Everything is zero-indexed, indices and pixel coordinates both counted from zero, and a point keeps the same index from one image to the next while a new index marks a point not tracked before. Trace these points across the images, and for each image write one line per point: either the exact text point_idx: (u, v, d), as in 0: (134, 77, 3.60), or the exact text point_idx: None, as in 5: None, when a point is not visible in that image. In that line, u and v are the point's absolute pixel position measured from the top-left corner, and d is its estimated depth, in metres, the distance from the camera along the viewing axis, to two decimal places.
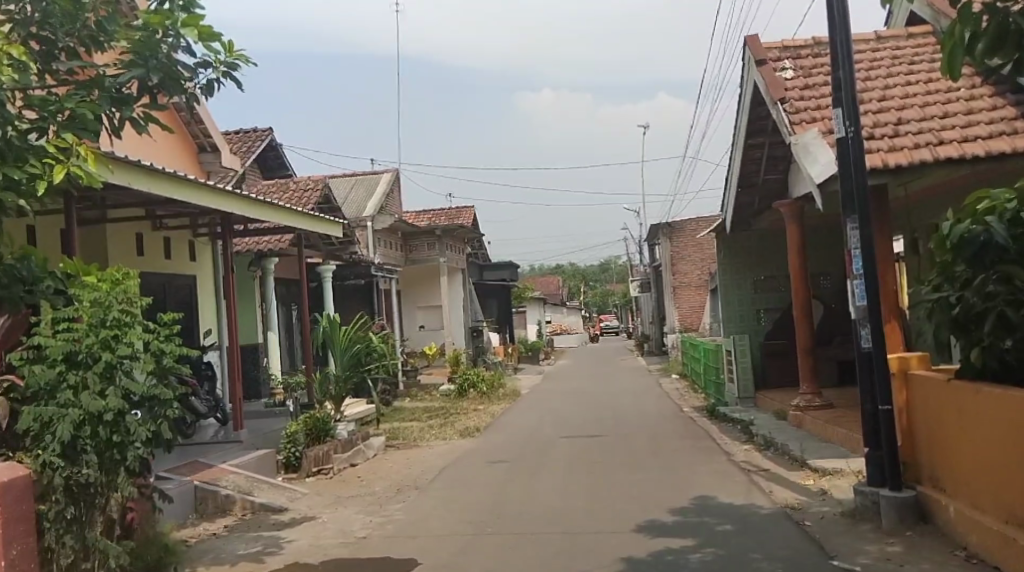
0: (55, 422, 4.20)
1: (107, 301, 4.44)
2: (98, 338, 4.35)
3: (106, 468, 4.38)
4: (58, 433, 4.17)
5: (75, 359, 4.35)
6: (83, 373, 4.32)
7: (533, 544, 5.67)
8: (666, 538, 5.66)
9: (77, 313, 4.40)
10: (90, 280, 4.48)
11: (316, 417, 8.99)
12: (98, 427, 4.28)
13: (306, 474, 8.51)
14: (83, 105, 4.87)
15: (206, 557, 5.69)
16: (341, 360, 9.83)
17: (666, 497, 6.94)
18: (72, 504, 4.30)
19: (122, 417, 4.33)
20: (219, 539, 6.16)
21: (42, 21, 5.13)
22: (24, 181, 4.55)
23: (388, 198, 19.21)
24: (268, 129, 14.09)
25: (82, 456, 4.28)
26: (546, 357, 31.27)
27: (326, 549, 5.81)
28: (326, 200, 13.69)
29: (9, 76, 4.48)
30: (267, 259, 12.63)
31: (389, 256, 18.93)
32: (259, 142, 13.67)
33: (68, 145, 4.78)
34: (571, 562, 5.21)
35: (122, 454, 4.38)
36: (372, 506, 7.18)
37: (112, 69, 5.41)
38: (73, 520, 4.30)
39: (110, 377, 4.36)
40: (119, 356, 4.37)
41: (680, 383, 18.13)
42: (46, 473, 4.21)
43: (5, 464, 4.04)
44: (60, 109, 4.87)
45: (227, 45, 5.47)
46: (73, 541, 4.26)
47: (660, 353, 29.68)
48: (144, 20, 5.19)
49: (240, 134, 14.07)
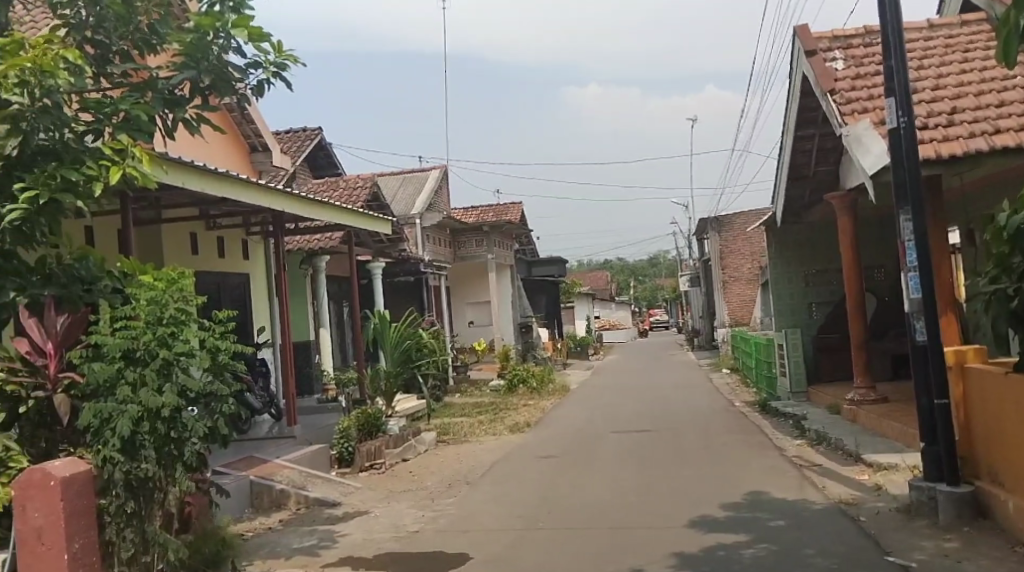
0: (115, 418, 4.25)
1: (163, 300, 4.54)
2: (155, 335, 4.44)
3: (164, 463, 4.46)
4: (118, 428, 4.22)
5: (133, 356, 4.41)
6: (141, 370, 4.39)
7: (583, 538, 5.66)
8: (719, 534, 5.60)
9: (135, 311, 4.47)
10: (147, 280, 4.62)
11: (367, 414, 9.08)
12: (157, 423, 4.35)
13: (359, 469, 8.61)
14: (137, 107, 4.98)
15: (262, 550, 5.79)
16: (392, 357, 9.91)
17: (719, 493, 6.86)
18: (132, 499, 4.36)
19: (178, 414, 4.43)
20: (275, 533, 6.26)
21: (97, 25, 5.22)
22: (82, 183, 4.64)
23: (436, 196, 19.32)
24: (317, 129, 14.25)
25: (141, 451, 4.34)
26: (597, 353, 31.21)
27: (379, 542, 5.86)
28: (376, 198, 13.80)
29: (65, 80, 4.59)
30: (318, 258, 12.81)
31: (437, 253, 19.03)
32: (310, 142, 13.84)
33: (123, 147, 4.89)
34: (621, 557, 5.18)
35: (180, 449, 4.48)
36: (422, 500, 7.23)
37: (165, 70, 5.50)
38: (133, 515, 4.36)
39: (167, 374, 4.45)
40: (176, 353, 4.47)
41: (732, 378, 17.97)
42: (108, 468, 4.27)
43: (68, 460, 4.20)
44: (115, 111, 4.98)
45: (276, 45, 5.53)
46: (133, 535, 4.33)
47: (710, 349, 29.39)
48: (194, 22, 5.23)
49: (290, 133, 14.24)
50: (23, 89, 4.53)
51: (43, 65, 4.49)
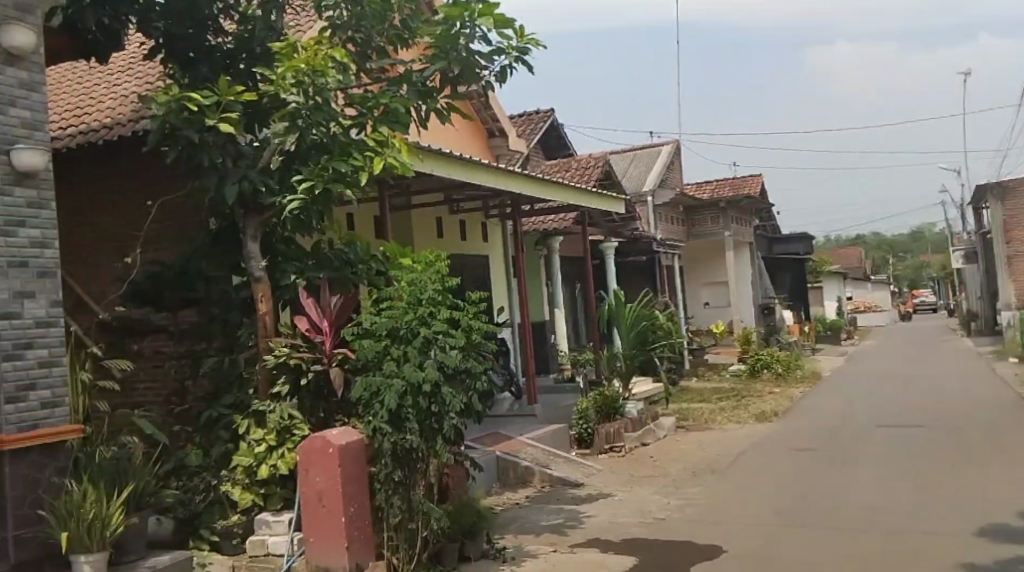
0: (383, 391, 4.58)
1: (422, 282, 4.83)
2: (416, 315, 4.74)
3: (427, 435, 4.68)
4: (386, 401, 4.54)
5: (397, 334, 4.74)
6: (405, 347, 4.68)
7: (846, 539, 5.36)
8: (1006, 544, 5.10)
9: (398, 292, 4.82)
10: (408, 263, 4.98)
11: (608, 394, 9.14)
12: (419, 398, 4.59)
13: (599, 451, 8.69)
14: (397, 100, 5.34)
15: (512, 525, 6.00)
16: (627, 339, 9.92)
17: (1001, 497, 6.25)
18: (399, 468, 4.68)
19: (438, 389, 4.63)
20: (523, 509, 6.46)
21: (357, 24, 5.53)
22: (350, 173, 5.02)
23: (669, 172, 19.01)
24: (549, 109, 14.46)
25: (406, 423, 4.61)
26: (845, 336, 29.48)
27: (627, 527, 5.88)
28: (608, 176, 13.83)
29: (334, 78, 4.96)
30: (553, 238, 13.03)
31: (670, 231, 18.75)
32: (542, 122, 14.08)
33: (384, 139, 5.25)
34: (892, 564, 4.85)
35: (440, 422, 4.67)
36: (669, 487, 7.17)
37: (417, 61, 5.76)
38: (400, 483, 4.69)
39: (427, 351, 4.67)
40: (434, 331, 4.70)
41: (1006, 368, 16.30)
42: (378, 437, 4.62)
43: (345, 430, 4.86)
44: (376, 105, 5.35)
45: (519, 30, 5.63)
46: (400, 502, 4.67)
47: (987, 336, 26.79)
48: (444, 13, 5.42)
49: (524, 115, 14.54)
50: (299, 88, 4.96)
51: (314, 65, 4.90)
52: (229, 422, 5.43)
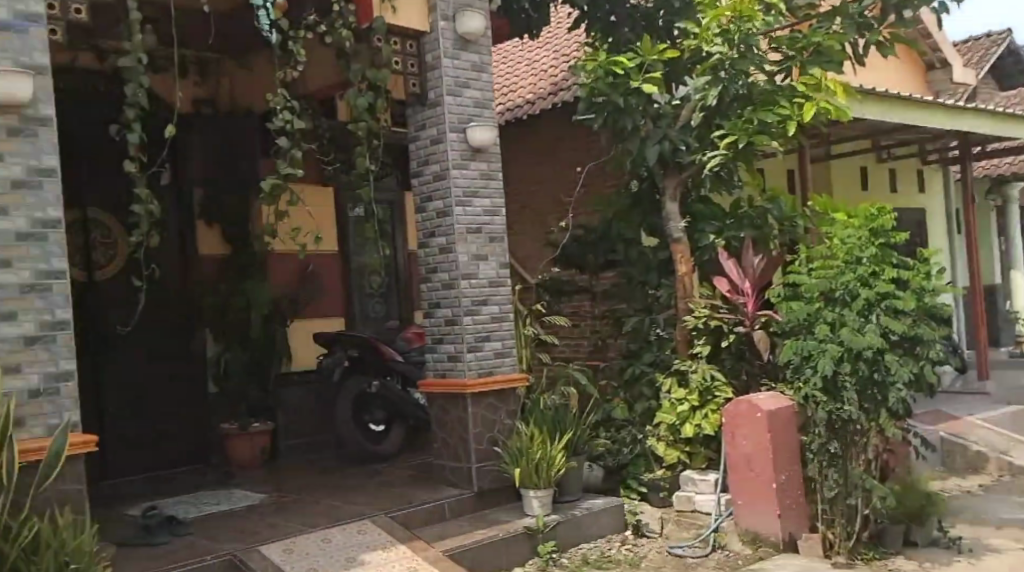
0: (816, 356, 4.37)
1: (861, 239, 4.41)
2: (855, 274, 4.38)
3: (869, 407, 4.38)
4: (819, 367, 4.34)
5: (833, 296, 4.45)
6: (841, 310, 4.40)
7: None
8: None
9: (833, 250, 4.48)
10: (841, 218, 4.55)
11: None
12: (858, 364, 4.30)
13: None
14: (829, 38, 5.30)
15: (965, 515, 5.38)
16: None
17: None
18: (835, 439, 4.47)
19: (882, 356, 4.29)
20: (977, 498, 5.77)
21: None
22: (778, 122, 5.14)
23: None
24: (1004, 32, 12.59)
25: (843, 392, 4.36)
26: None
27: None
28: None
29: (760, 22, 5.07)
30: (1011, 186, 11.31)
31: None
32: (994, 49, 12.36)
33: (815, 80, 5.30)
34: None
35: (884, 394, 4.33)
36: None
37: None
38: (836, 456, 4.48)
39: (869, 314, 4.35)
40: (878, 292, 4.33)
41: None
42: (812, 405, 4.45)
43: (775, 395, 4.77)
44: (806, 45, 5.35)
45: None
46: (836, 474, 4.46)
47: None
48: None
49: (970, 43, 12.95)
50: (724, 38, 5.16)
51: (741, 11, 5.02)
52: (652, 378, 5.61)
